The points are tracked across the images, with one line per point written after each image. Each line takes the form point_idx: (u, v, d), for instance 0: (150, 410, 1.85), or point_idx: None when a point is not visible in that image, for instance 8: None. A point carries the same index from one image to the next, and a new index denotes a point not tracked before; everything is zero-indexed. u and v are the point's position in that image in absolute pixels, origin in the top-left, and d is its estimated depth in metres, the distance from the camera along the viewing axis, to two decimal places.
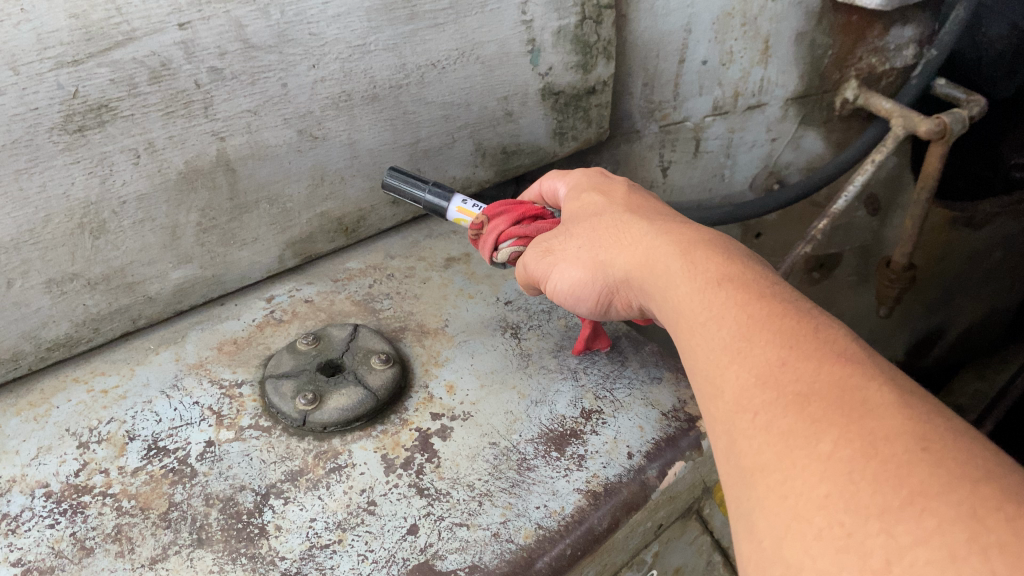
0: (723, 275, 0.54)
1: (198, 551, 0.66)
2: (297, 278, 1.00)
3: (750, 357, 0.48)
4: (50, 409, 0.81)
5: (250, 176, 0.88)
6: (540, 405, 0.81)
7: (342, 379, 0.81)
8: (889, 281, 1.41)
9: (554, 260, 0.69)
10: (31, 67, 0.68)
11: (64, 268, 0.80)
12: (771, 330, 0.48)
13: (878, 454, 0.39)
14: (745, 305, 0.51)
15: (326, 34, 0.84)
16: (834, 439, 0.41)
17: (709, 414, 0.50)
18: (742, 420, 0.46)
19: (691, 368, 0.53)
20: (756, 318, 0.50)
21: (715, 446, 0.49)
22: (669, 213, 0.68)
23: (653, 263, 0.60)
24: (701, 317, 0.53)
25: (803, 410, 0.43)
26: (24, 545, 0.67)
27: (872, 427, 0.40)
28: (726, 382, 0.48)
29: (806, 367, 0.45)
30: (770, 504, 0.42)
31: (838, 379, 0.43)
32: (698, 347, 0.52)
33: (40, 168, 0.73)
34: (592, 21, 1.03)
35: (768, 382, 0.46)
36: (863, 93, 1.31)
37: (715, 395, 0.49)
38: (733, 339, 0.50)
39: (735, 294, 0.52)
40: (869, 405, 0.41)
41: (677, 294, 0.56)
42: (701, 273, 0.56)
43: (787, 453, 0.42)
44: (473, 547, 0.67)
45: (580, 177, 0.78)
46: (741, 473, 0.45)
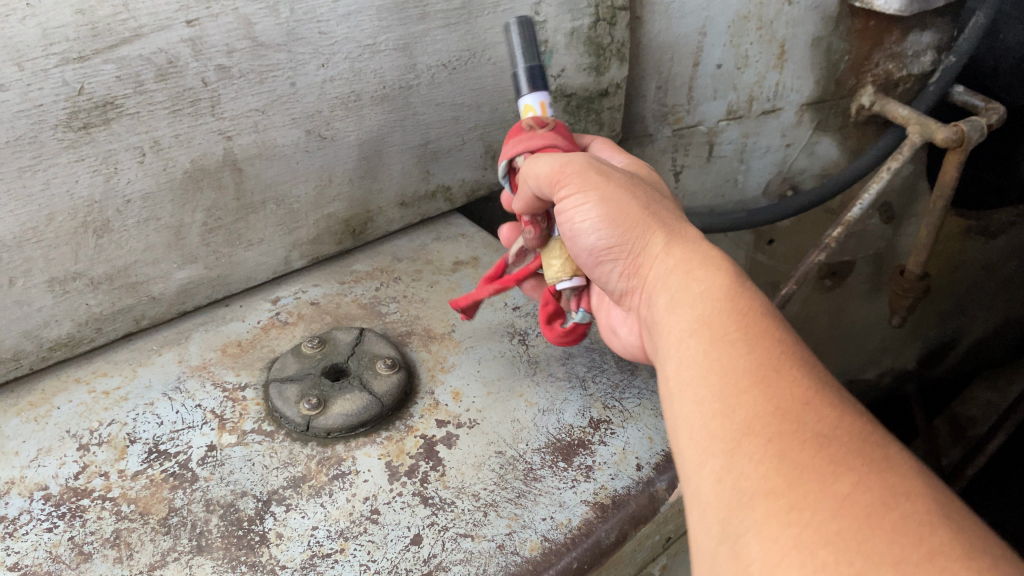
0: (760, 304, 0.53)
1: (197, 558, 0.65)
2: (303, 279, 0.98)
3: (772, 383, 0.46)
4: (50, 409, 0.80)
5: (257, 176, 0.87)
6: (547, 413, 0.80)
7: (347, 384, 0.80)
8: (902, 290, 1.39)
9: (598, 183, 0.63)
10: (36, 63, 0.68)
11: (67, 267, 0.79)
12: (798, 368, 0.47)
13: (898, 507, 0.38)
14: (777, 338, 0.50)
15: (336, 33, 0.83)
16: (853, 482, 0.40)
17: (705, 420, 0.47)
18: (752, 440, 0.44)
19: (694, 367, 0.50)
20: (786, 353, 0.48)
21: (704, 454, 0.46)
22: None
23: (688, 265, 0.58)
24: (726, 333, 0.51)
25: (822, 449, 0.42)
26: (22, 549, 0.66)
27: (896, 482, 0.40)
28: (740, 400, 0.46)
29: (831, 412, 0.44)
30: (770, 530, 0.41)
31: (860, 432, 0.43)
32: (714, 356, 0.50)
33: (44, 165, 0.72)
34: (606, 22, 1.02)
35: (791, 412, 0.44)
36: (879, 99, 1.28)
37: (718, 409, 0.47)
38: (759, 363, 0.48)
39: (767, 323, 0.51)
40: (890, 463, 0.41)
41: (703, 302, 0.54)
42: (733, 290, 0.54)
43: (800, 485, 0.41)
44: (478, 559, 0.65)
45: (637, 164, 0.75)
46: (731, 493, 0.44)
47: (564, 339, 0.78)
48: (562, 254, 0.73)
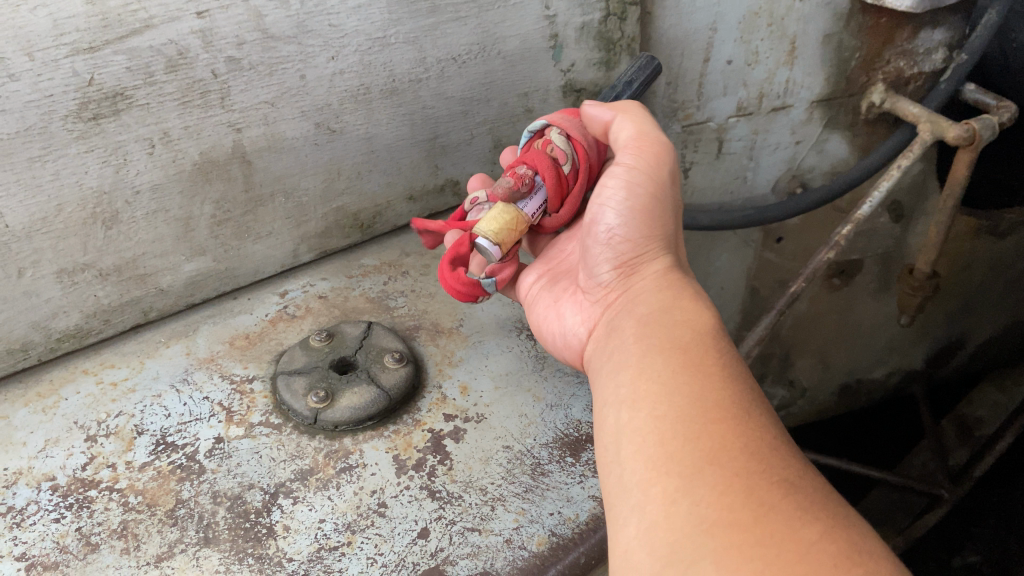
0: (732, 349, 0.53)
1: (204, 550, 0.65)
2: (311, 273, 0.98)
3: (744, 420, 0.46)
4: (58, 400, 0.80)
5: (266, 168, 0.87)
6: (555, 408, 0.79)
7: (354, 377, 0.80)
8: (912, 289, 1.38)
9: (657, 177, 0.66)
10: (47, 54, 0.68)
11: (76, 259, 0.79)
12: (768, 416, 0.47)
13: (863, 564, 0.39)
14: (749, 383, 0.50)
15: (346, 26, 0.83)
16: (820, 532, 0.40)
17: (662, 441, 0.46)
18: (715, 470, 0.43)
19: (659, 386, 0.50)
20: (757, 399, 0.48)
21: (656, 471, 0.45)
22: None
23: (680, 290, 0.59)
24: (703, 363, 0.50)
25: (788, 493, 0.42)
26: (29, 539, 0.66)
27: (859, 542, 0.40)
28: (706, 428, 0.46)
29: (796, 464, 0.44)
30: (728, 561, 0.39)
31: (820, 487, 0.44)
32: (684, 380, 0.49)
33: (53, 156, 0.72)
34: (616, 17, 1.01)
35: (760, 454, 0.44)
36: (889, 97, 1.26)
37: (681, 433, 0.46)
38: (730, 399, 0.47)
39: (740, 369, 0.51)
40: (849, 523, 0.42)
41: (682, 331, 0.54)
42: (711, 331, 0.54)
43: (766, 524, 0.40)
44: (485, 553, 0.65)
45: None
46: (687, 517, 0.42)
47: (455, 287, 0.73)
48: (502, 220, 0.70)
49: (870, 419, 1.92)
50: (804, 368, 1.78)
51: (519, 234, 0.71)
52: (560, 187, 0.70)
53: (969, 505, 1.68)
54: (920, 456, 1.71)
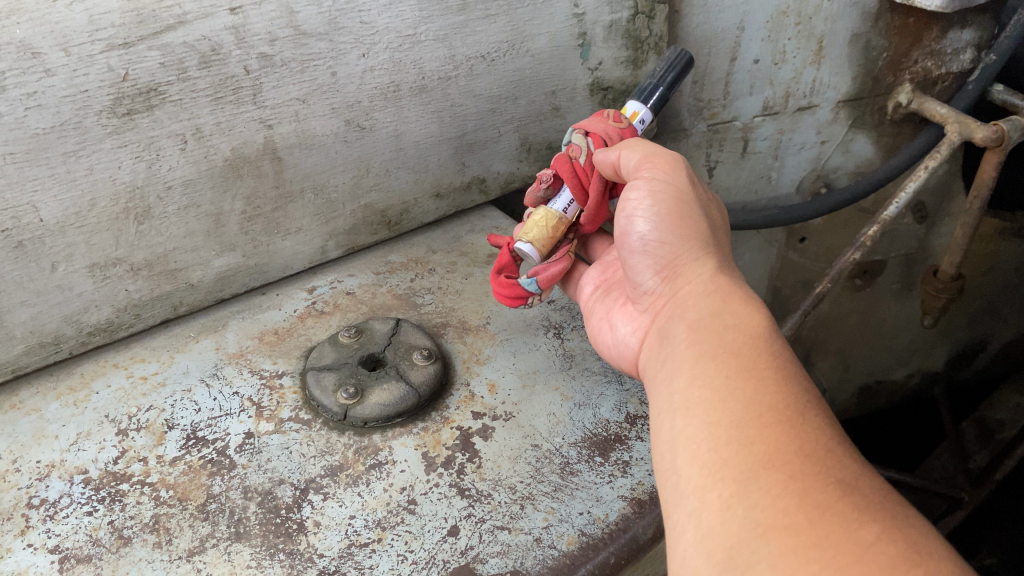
0: (785, 352, 0.51)
1: (236, 545, 0.65)
2: (339, 270, 0.98)
3: (799, 422, 0.46)
4: (89, 394, 0.80)
5: (297, 165, 0.87)
6: (583, 407, 0.79)
7: (384, 374, 0.80)
8: (936, 291, 1.37)
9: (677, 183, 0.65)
10: (82, 49, 0.68)
11: (108, 253, 0.79)
12: (825, 417, 0.47)
13: (924, 563, 0.38)
14: (805, 386, 0.49)
15: (377, 23, 0.83)
16: (878, 532, 0.40)
17: (716, 444, 0.47)
18: (770, 474, 0.43)
19: (711, 391, 0.50)
20: (813, 401, 0.48)
21: (711, 477, 0.45)
22: None
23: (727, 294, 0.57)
24: (755, 366, 0.50)
25: (844, 495, 0.42)
26: (62, 532, 0.67)
27: (918, 542, 0.40)
28: (759, 431, 0.46)
29: (854, 465, 0.44)
30: (784, 565, 0.40)
31: (880, 488, 0.43)
32: (736, 386, 0.49)
33: (88, 151, 0.73)
34: (644, 16, 1.01)
35: (815, 454, 0.44)
36: (916, 97, 1.26)
37: (733, 437, 0.46)
38: (784, 403, 0.47)
39: (794, 371, 0.50)
40: (911, 521, 0.41)
41: (731, 334, 0.53)
42: (762, 333, 0.53)
43: (821, 525, 0.40)
44: (515, 551, 0.65)
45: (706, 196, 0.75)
46: (744, 523, 0.42)
47: (504, 292, 0.78)
48: (533, 220, 0.75)
49: (888, 419, 1.91)
50: (824, 369, 1.77)
51: (556, 231, 0.75)
52: (579, 179, 0.74)
53: (986, 508, 1.66)
54: (939, 459, 1.70)
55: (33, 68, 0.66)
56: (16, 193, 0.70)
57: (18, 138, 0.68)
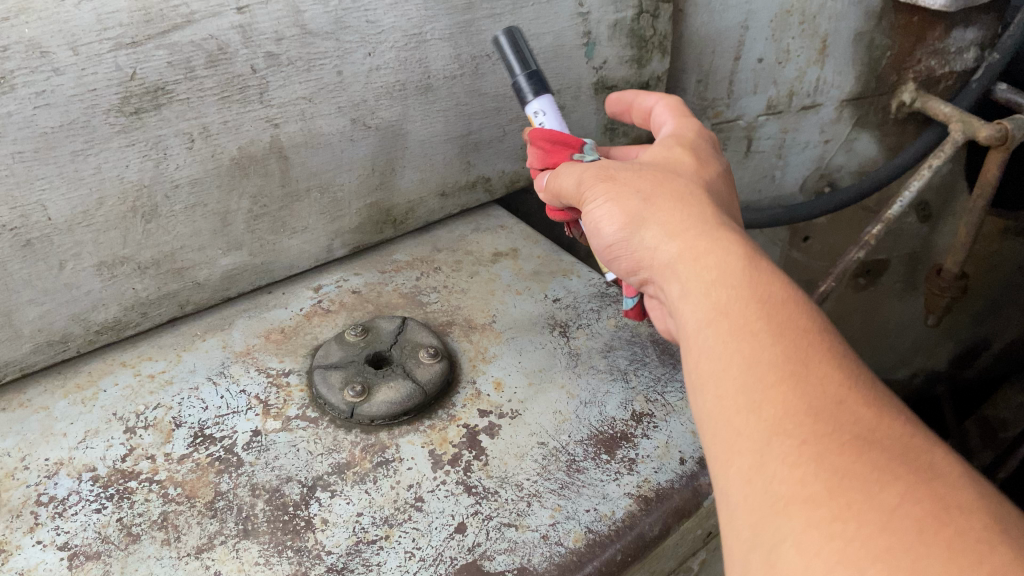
0: (784, 292, 0.49)
1: (244, 542, 0.66)
2: (344, 269, 0.99)
3: (804, 382, 0.44)
4: (97, 392, 0.81)
5: (303, 164, 0.87)
6: (589, 405, 0.79)
7: (390, 372, 0.81)
8: (939, 289, 1.37)
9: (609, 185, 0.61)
10: (90, 48, 0.68)
11: (115, 252, 0.80)
12: (832, 362, 0.45)
13: (953, 523, 0.37)
14: (803, 329, 0.46)
15: (383, 22, 0.83)
16: (901, 493, 0.38)
17: (729, 414, 0.45)
18: (783, 442, 0.42)
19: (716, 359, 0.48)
20: (816, 346, 0.45)
21: (730, 451, 0.45)
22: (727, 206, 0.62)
23: (692, 249, 0.53)
24: (746, 324, 0.47)
25: (863, 453, 0.40)
26: (72, 528, 0.67)
27: (944, 496, 0.38)
28: (766, 399, 0.44)
29: (871, 413, 0.42)
30: (807, 541, 0.39)
31: (901, 436, 0.42)
32: (733, 350, 0.47)
33: (96, 150, 0.73)
34: (649, 14, 1.02)
35: (826, 411, 0.42)
36: (920, 96, 1.26)
37: (744, 408, 0.45)
38: (786, 358, 0.45)
39: (793, 313, 0.47)
40: (936, 470, 0.40)
41: (716, 289, 0.50)
42: (751, 275, 0.50)
43: (843, 494, 0.39)
44: (522, 548, 0.65)
45: (682, 120, 0.71)
46: (765, 497, 0.42)
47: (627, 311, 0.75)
48: None
49: None
50: None
51: None
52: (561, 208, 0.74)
53: None
54: None
55: (41, 67, 0.66)
56: (25, 191, 0.71)
57: (26, 137, 0.68)
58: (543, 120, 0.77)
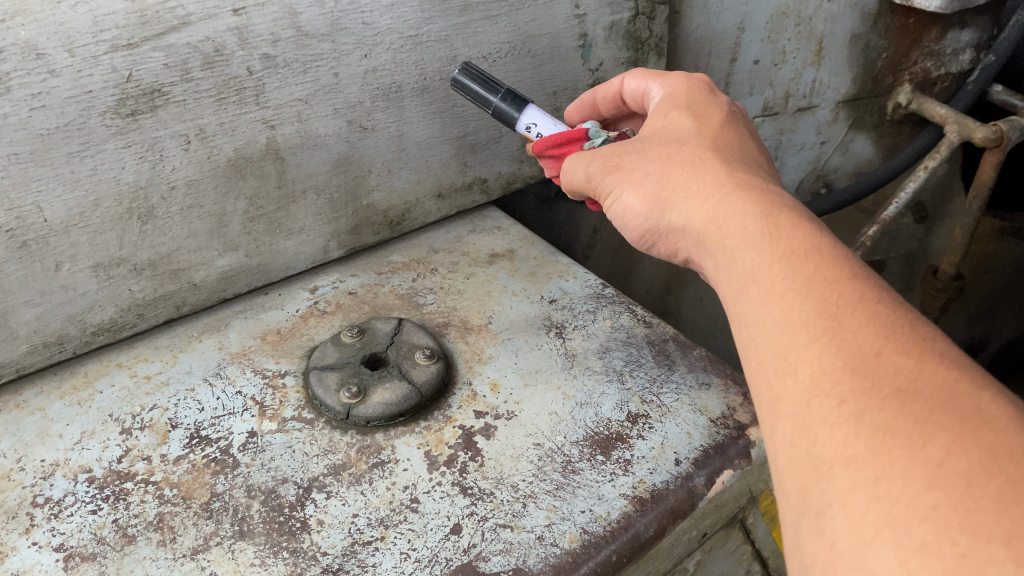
0: (809, 246, 0.50)
1: (239, 543, 0.66)
2: (341, 270, 0.99)
3: (838, 339, 0.44)
4: (93, 393, 0.81)
5: (299, 165, 0.87)
6: (585, 406, 0.80)
7: (386, 373, 0.81)
8: (935, 291, 1.38)
9: (620, 177, 0.64)
10: (87, 50, 0.68)
11: (112, 253, 0.80)
12: (864, 313, 0.45)
13: (1002, 471, 0.36)
14: (832, 281, 0.47)
15: (379, 24, 0.84)
16: (946, 445, 0.38)
17: (772, 379, 0.46)
18: (823, 401, 0.42)
19: (755, 326, 0.49)
20: (846, 299, 0.46)
21: (777, 416, 0.45)
22: (752, 160, 0.62)
23: (715, 221, 0.55)
24: (773, 288, 0.49)
25: (904, 407, 0.40)
26: (67, 530, 0.67)
27: (993, 442, 0.37)
28: (803, 361, 0.45)
29: (911, 360, 0.42)
30: (855, 504, 0.39)
31: (944, 382, 0.40)
32: (766, 316, 0.48)
33: (91, 151, 0.73)
34: (645, 17, 1.03)
35: (862, 365, 0.42)
36: (916, 97, 1.27)
37: (785, 372, 0.46)
38: (818, 315, 0.46)
39: (820, 267, 0.48)
40: (984, 415, 0.38)
41: (742, 255, 0.52)
42: (773, 237, 0.51)
43: (886, 451, 0.39)
44: (518, 549, 0.65)
45: (668, 79, 0.73)
46: (809, 461, 0.42)
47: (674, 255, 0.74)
48: None
49: None
50: None
51: None
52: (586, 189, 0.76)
53: None
54: None
55: (37, 69, 0.66)
56: (21, 192, 0.71)
57: (22, 139, 0.69)
58: (538, 128, 0.80)
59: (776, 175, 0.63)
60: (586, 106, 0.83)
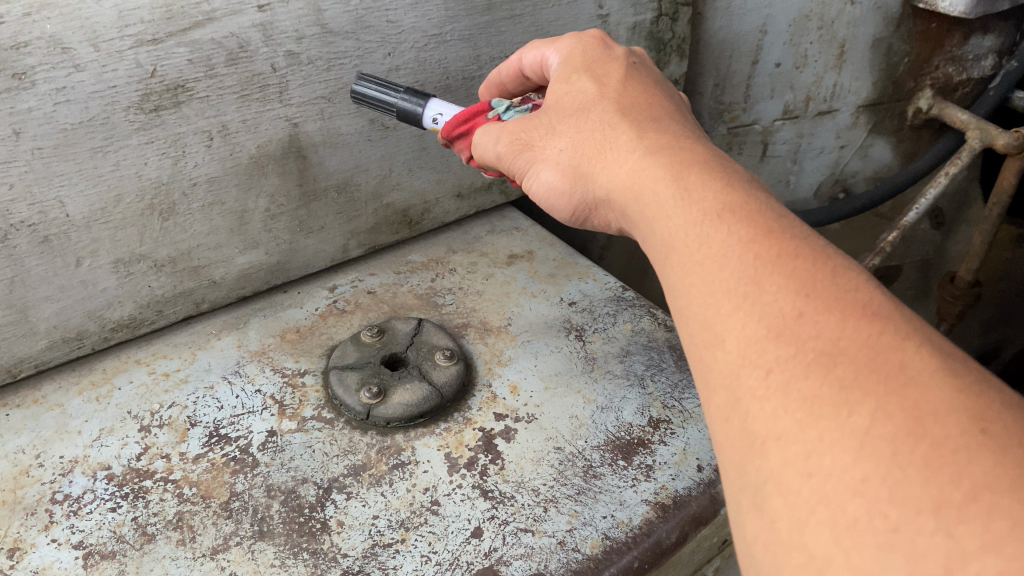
0: (722, 204, 0.46)
1: (259, 543, 0.65)
2: (359, 269, 0.98)
3: (758, 304, 0.41)
4: (111, 390, 0.80)
5: (321, 164, 0.87)
6: (606, 411, 0.79)
7: (407, 374, 0.80)
8: (952, 297, 1.37)
9: (534, 158, 0.63)
10: (112, 44, 0.68)
11: (132, 249, 0.79)
12: (781, 271, 0.41)
13: (928, 434, 0.33)
14: (748, 241, 0.44)
15: (403, 22, 0.83)
16: (871, 411, 0.35)
17: (701, 352, 0.43)
18: (749, 372, 0.40)
19: (681, 297, 0.46)
20: (764, 258, 0.42)
21: (707, 390, 0.42)
22: (667, 114, 0.59)
23: (635, 188, 0.52)
24: (693, 254, 0.45)
25: (828, 374, 0.37)
26: (86, 527, 0.66)
27: (919, 401, 0.34)
28: (727, 331, 0.42)
29: (830, 319, 0.39)
30: (787, 481, 0.36)
31: (866, 337, 0.37)
32: (688, 287, 0.45)
33: (114, 147, 0.72)
34: (668, 17, 1.02)
35: (783, 331, 0.39)
36: (937, 102, 1.26)
37: (712, 344, 0.43)
38: (736, 281, 0.42)
39: (734, 228, 0.45)
40: (907, 370, 0.35)
41: (661, 223, 0.49)
42: (686, 200, 0.48)
43: (812, 422, 0.36)
44: (539, 554, 0.64)
45: (565, 41, 0.69)
46: (742, 436, 0.39)
47: None
48: None
49: None
50: None
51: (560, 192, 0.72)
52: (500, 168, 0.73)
53: None
54: None
55: (62, 63, 0.66)
56: (44, 187, 0.70)
57: (46, 133, 0.68)
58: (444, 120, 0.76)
59: (692, 123, 0.59)
60: (495, 87, 0.79)
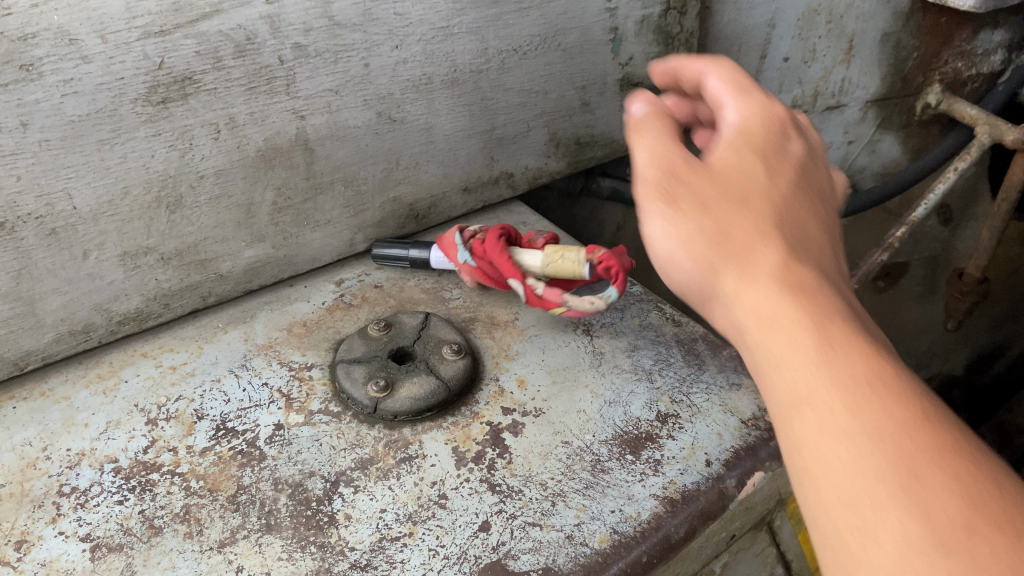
0: (874, 375, 0.42)
1: (266, 537, 0.65)
2: (366, 263, 0.98)
3: (916, 500, 0.38)
4: (118, 382, 0.80)
5: (327, 157, 0.86)
6: (613, 405, 0.79)
7: (414, 368, 0.80)
8: (960, 294, 1.36)
9: (672, 210, 0.51)
10: (119, 36, 0.68)
11: (139, 242, 0.79)
12: (938, 469, 0.39)
13: None
14: (905, 427, 0.40)
15: (411, 15, 0.83)
16: None
17: (832, 519, 0.40)
18: (900, 567, 0.37)
19: (813, 456, 0.42)
20: (920, 449, 0.39)
21: (838, 564, 0.39)
22: (809, 226, 0.52)
23: (772, 321, 0.46)
24: (838, 423, 0.41)
25: None
26: (93, 520, 0.66)
27: None
28: (877, 520, 0.38)
29: (997, 533, 0.36)
30: None
31: None
32: (833, 457, 0.41)
33: (122, 139, 0.72)
34: (676, 11, 1.02)
35: (945, 536, 0.37)
36: (946, 99, 1.25)
37: (851, 524, 0.39)
38: (894, 469, 0.39)
39: (889, 406, 0.41)
40: None
41: (796, 371, 0.44)
42: (831, 356, 0.43)
43: None
44: (547, 549, 0.64)
45: (749, 101, 0.57)
46: None
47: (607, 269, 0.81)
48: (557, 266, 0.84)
49: None
50: None
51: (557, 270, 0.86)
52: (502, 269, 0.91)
53: None
54: None
55: (69, 55, 0.66)
56: (50, 179, 0.70)
57: (53, 125, 0.68)
58: None
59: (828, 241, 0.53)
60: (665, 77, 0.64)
